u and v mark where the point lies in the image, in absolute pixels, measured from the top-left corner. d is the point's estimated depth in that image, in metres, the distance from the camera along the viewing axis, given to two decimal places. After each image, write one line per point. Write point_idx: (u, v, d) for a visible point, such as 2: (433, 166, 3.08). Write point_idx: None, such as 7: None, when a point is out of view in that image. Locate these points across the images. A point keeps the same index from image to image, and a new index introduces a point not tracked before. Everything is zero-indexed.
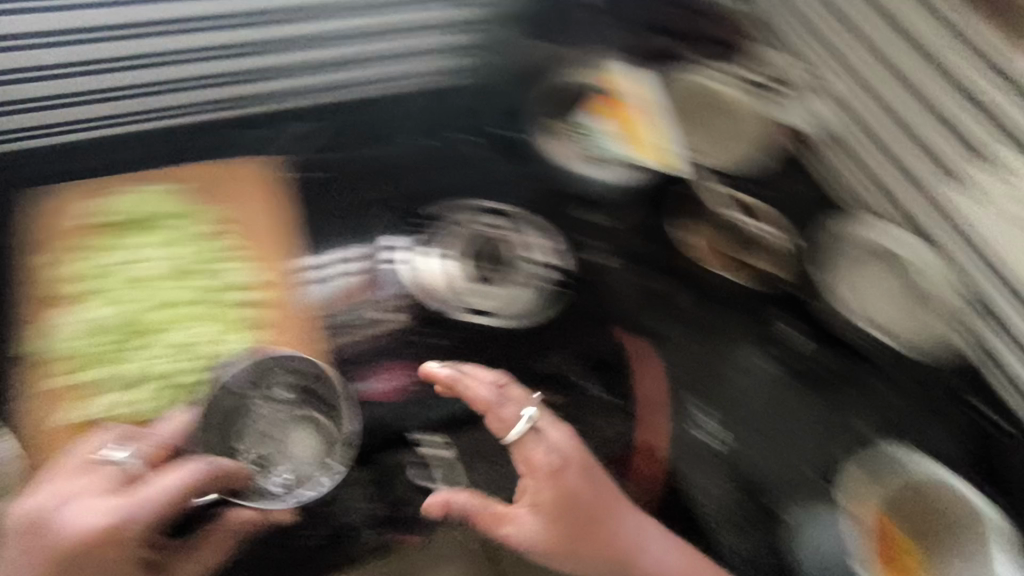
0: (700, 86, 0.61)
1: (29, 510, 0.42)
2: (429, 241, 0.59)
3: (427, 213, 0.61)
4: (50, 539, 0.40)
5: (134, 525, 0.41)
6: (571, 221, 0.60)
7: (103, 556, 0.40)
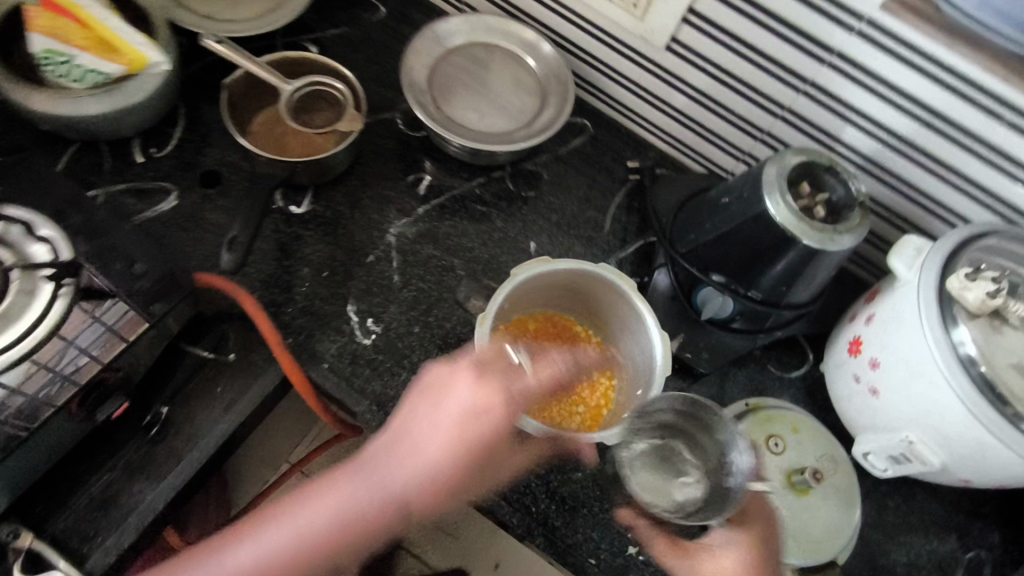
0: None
1: (349, 495, 0.51)
2: (336, 277, 0.70)
3: (327, 220, 0.73)
4: (444, 430, 0.51)
5: (487, 454, 0.52)
6: (463, 205, 0.78)
7: (453, 468, 0.51)
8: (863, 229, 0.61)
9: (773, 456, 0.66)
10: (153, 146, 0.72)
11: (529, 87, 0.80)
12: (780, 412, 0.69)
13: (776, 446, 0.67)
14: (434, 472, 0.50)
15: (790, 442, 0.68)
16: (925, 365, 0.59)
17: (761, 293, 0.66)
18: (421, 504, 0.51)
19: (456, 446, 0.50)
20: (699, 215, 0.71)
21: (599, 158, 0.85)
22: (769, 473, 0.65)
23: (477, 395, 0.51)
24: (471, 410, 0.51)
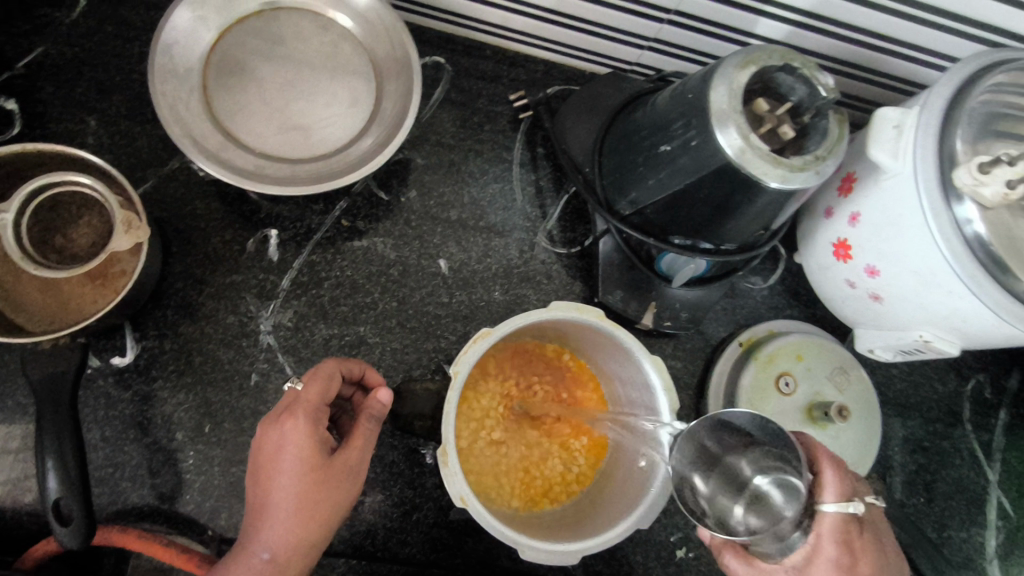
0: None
1: None
2: (227, 420, 0.53)
3: (171, 352, 0.53)
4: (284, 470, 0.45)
5: (345, 483, 0.46)
6: (334, 247, 0.58)
7: (313, 519, 0.45)
8: (844, 144, 0.49)
9: (787, 397, 0.60)
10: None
11: (350, 58, 0.56)
12: (781, 343, 0.62)
13: (787, 386, 0.60)
14: (294, 529, 0.44)
15: (798, 372, 0.61)
16: (938, 274, 0.51)
17: (737, 243, 0.55)
18: (290, 559, 0.45)
19: (309, 499, 0.45)
20: (631, 167, 0.55)
21: (474, 103, 0.65)
22: (789, 418, 0.60)
23: (308, 438, 0.45)
24: (319, 455, 0.45)
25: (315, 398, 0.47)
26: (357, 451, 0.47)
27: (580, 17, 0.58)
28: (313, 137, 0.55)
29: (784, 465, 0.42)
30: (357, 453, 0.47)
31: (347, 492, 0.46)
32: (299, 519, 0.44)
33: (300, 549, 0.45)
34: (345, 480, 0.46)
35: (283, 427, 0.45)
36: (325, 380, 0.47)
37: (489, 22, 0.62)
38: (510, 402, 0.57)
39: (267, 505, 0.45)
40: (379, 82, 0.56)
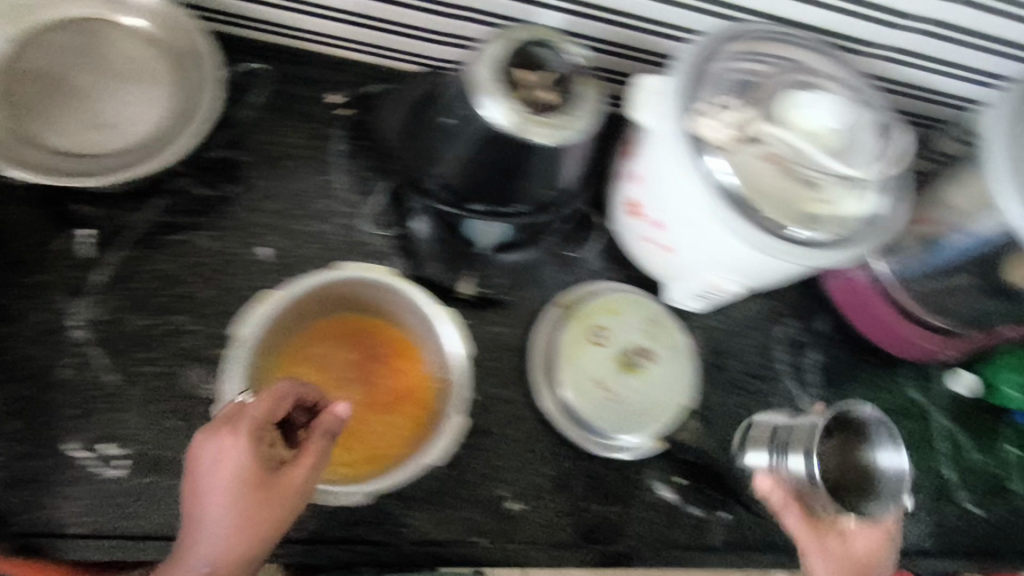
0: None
1: None
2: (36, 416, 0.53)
3: None
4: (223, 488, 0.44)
5: (291, 498, 0.47)
6: (151, 241, 0.60)
7: (257, 536, 0.45)
8: (596, 106, 0.55)
9: (600, 348, 0.65)
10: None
11: (152, 60, 0.59)
12: (592, 300, 0.67)
13: (600, 338, 0.66)
14: (236, 544, 0.44)
15: (610, 324, 0.67)
16: (698, 217, 0.57)
17: (528, 205, 0.60)
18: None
19: (252, 516, 0.45)
20: (426, 145, 0.60)
21: (293, 102, 0.68)
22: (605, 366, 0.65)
23: (251, 450, 0.46)
24: (259, 468, 0.46)
25: (258, 412, 0.48)
26: (305, 464, 0.48)
27: (377, 15, 0.63)
28: (117, 134, 0.57)
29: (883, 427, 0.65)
30: (301, 466, 0.48)
31: (293, 507, 0.47)
32: (243, 536, 0.44)
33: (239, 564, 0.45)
34: (289, 496, 0.47)
35: (225, 440, 0.45)
36: (272, 397, 0.49)
37: (297, 27, 0.66)
38: (335, 371, 0.60)
39: (205, 523, 0.44)
40: (182, 80, 0.59)
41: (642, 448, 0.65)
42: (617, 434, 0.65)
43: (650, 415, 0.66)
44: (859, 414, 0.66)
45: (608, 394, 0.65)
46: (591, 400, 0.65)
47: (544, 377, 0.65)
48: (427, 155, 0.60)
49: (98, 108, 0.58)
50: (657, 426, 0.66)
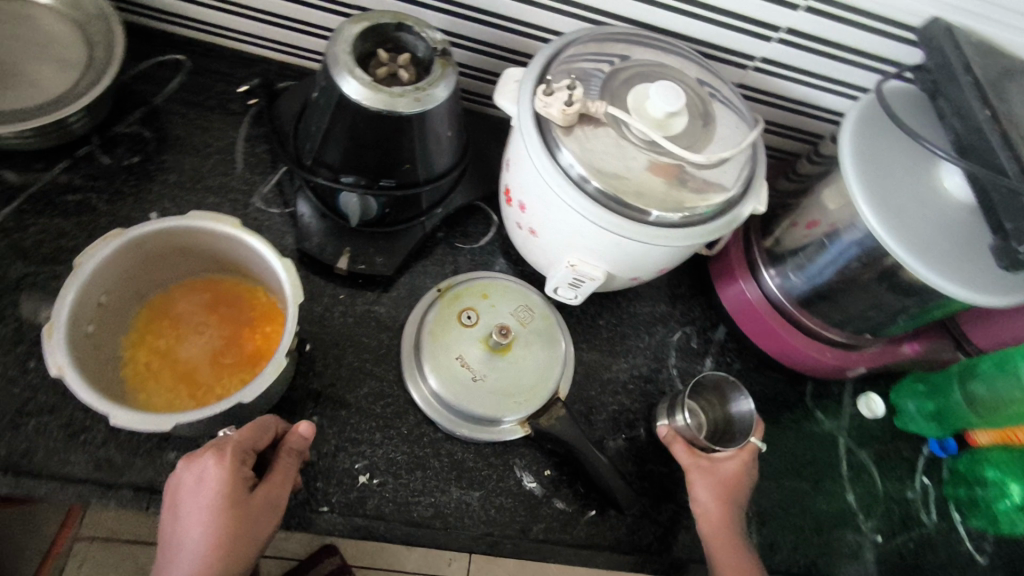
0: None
1: None
2: None
3: None
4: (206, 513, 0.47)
5: (274, 511, 0.50)
6: (47, 201, 0.65)
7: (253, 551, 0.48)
8: (450, 78, 0.58)
9: (467, 329, 0.67)
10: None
11: (67, 37, 0.66)
12: (465, 286, 0.69)
13: (468, 319, 0.67)
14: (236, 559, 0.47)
15: (481, 308, 0.69)
16: (551, 194, 0.59)
17: (393, 180, 0.63)
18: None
19: (227, 535, 0.47)
20: (303, 124, 0.64)
21: (206, 90, 0.74)
22: (471, 346, 0.66)
23: (231, 476, 0.48)
24: (254, 489, 0.49)
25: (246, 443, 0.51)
26: (280, 488, 0.51)
27: (279, 11, 0.69)
28: (24, 94, 0.64)
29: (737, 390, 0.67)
30: (280, 496, 0.51)
31: (261, 526, 0.49)
32: (216, 557, 0.46)
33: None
34: (266, 519, 0.49)
35: (205, 463, 0.48)
36: (259, 429, 0.53)
37: (211, 24, 0.72)
38: (184, 325, 0.61)
39: (186, 547, 0.46)
40: (90, 54, 0.66)
41: (503, 431, 0.65)
42: (481, 414, 0.63)
43: (518, 397, 0.65)
44: (713, 377, 0.69)
45: (472, 374, 0.65)
46: (455, 379, 0.64)
47: (412, 357, 0.66)
48: (303, 130, 0.64)
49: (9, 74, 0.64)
50: (524, 408, 0.65)
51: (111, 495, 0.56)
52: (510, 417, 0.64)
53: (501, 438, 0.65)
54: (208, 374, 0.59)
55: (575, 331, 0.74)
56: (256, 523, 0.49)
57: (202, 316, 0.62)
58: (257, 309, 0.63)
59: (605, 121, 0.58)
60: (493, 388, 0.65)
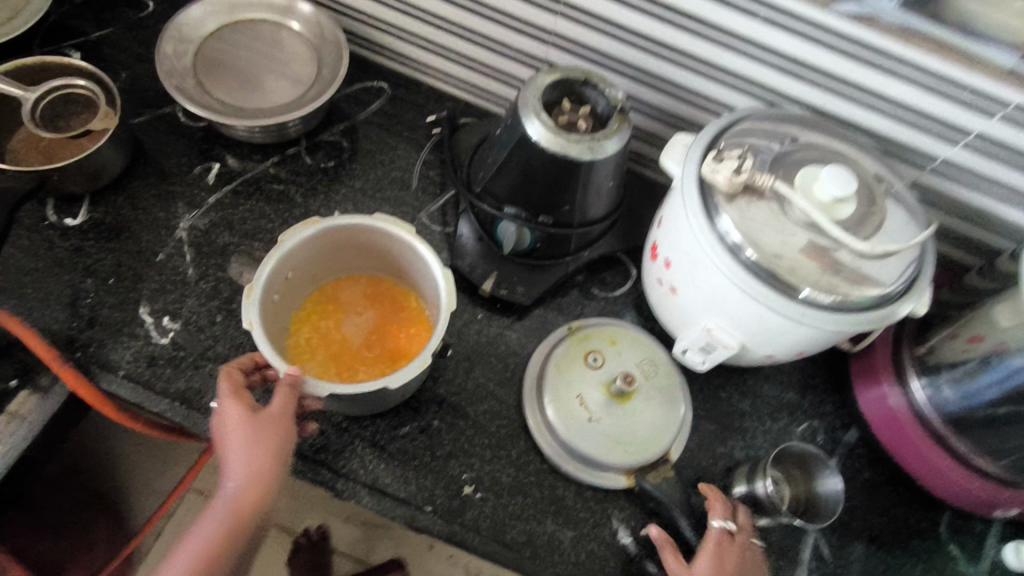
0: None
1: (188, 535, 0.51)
2: (133, 279, 0.67)
3: (108, 226, 0.70)
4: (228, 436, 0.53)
5: (281, 431, 0.54)
6: (257, 186, 0.75)
7: (265, 466, 0.52)
8: (624, 133, 0.62)
9: (591, 370, 0.67)
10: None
11: (306, 54, 0.78)
12: (597, 328, 0.70)
13: (594, 361, 0.67)
14: (251, 471, 0.52)
15: (608, 353, 0.69)
16: (700, 254, 0.61)
17: (551, 217, 0.68)
18: (246, 503, 0.51)
19: (243, 450, 0.52)
20: (482, 156, 0.71)
21: (401, 116, 0.84)
22: (592, 388, 0.66)
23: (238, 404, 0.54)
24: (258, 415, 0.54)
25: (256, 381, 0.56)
26: (286, 412, 0.54)
27: (481, 57, 0.77)
28: (264, 96, 0.76)
29: (825, 468, 0.64)
30: (283, 414, 0.54)
31: (274, 442, 0.53)
32: (241, 469, 0.52)
33: (250, 489, 0.52)
34: (276, 438, 0.54)
35: (223, 399, 0.55)
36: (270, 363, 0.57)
37: (419, 61, 0.82)
38: (347, 310, 0.68)
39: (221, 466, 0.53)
40: (320, 70, 0.77)
41: (609, 478, 0.65)
42: (591, 457, 0.63)
43: (630, 448, 0.64)
44: (803, 450, 0.65)
45: (589, 415, 0.65)
46: (571, 416, 0.65)
47: (533, 386, 0.69)
48: (481, 160, 0.71)
49: (256, 78, 0.76)
50: (634, 461, 0.64)
51: None
52: (619, 465, 0.64)
53: (601, 484, 0.65)
54: (356, 358, 0.65)
55: (695, 399, 0.73)
56: (267, 436, 0.53)
57: (363, 305, 0.69)
58: (407, 310, 0.69)
59: (770, 196, 0.59)
60: (607, 434, 0.64)
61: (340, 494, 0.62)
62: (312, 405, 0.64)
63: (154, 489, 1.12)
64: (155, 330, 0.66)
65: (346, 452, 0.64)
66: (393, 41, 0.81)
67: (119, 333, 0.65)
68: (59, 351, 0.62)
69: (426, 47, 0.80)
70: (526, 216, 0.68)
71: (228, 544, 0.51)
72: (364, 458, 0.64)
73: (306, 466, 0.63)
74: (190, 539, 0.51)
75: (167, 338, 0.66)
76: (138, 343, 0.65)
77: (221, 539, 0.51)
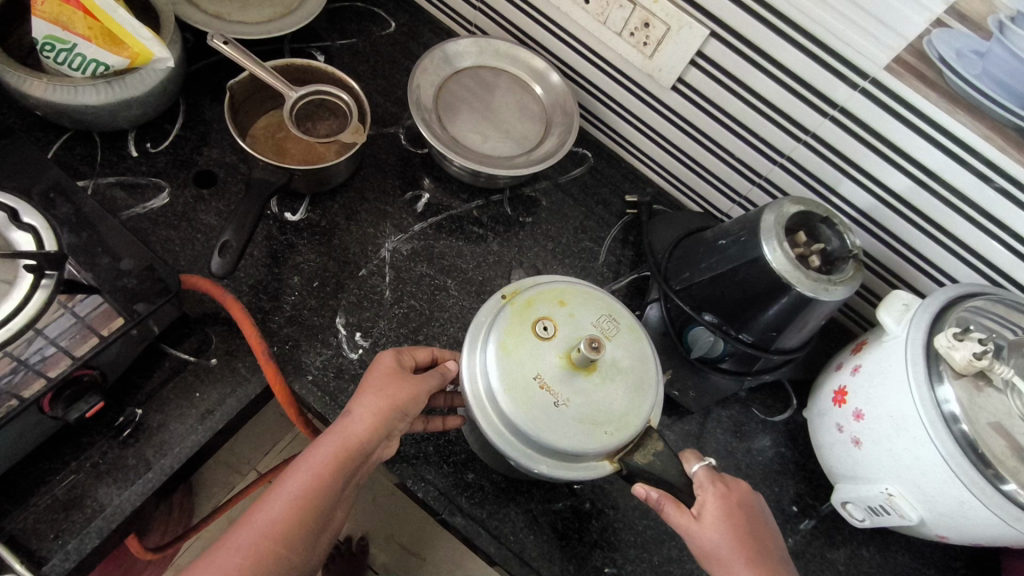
0: (549, 21, 0.79)
1: (286, 486, 0.50)
2: (336, 288, 0.70)
3: (321, 228, 0.72)
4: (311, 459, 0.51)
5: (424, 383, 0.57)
6: (459, 225, 0.77)
7: (333, 464, 0.51)
8: (857, 282, 0.62)
9: (542, 343, 0.55)
10: (149, 141, 0.72)
11: (535, 115, 0.82)
12: (537, 291, 0.58)
13: (544, 331, 0.56)
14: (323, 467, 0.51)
15: (559, 319, 0.57)
16: (909, 420, 0.59)
17: (752, 337, 0.67)
18: (334, 477, 0.51)
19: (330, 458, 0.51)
20: (691, 254, 0.72)
21: (598, 188, 0.86)
22: (504, 398, 0.53)
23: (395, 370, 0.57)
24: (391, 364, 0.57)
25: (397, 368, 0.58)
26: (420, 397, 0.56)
27: (702, 155, 0.80)
28: (490, 145, 0.79)
29: None
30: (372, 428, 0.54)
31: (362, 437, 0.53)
32: (335, 463, 0.51)
33: (328, 485, 0.51)
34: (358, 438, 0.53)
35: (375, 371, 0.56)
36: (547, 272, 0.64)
37: (632, 143, 0.85)
38: None
39: (326, 440, 0.52)
40: (543, 134, 0.80)
41: (586, 467, 0.55)
42: (569, 450, 0.53)
43: (607, 428, 0.54)
44: None
45: (554, 400, 0.54)
46: (540, 407, 0.53)
47: (479, 376, 0.55)
48: (686, 258, 0.72)
49: (483, 126, 0.80)
50: (611, 441, 0.54)
51: (421, 484, 0.63)
52: (597, 451, 0.54)
53: (585, 477, 0.55)
54: None
55: (835, 548, 0.72)
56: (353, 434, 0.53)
57: None
58: None
59: (998, 385, 0.59)
60: (580, 418, 0.54)
61: (487, 550, 0.62)
62: (476, 459, 0.65)
63: (237, 467, 1.12)
64: (350, 341, 0.67)
65: (500, 511, 0.64)
66: (613, 119, 0.84)
67: (321, 338, 0.67)
68: (265, 342, 0.64)
69: (647, 133, 0.82)
70: (725, 327, 0.68)
71: (303, 520, 0.50)
72: (515, 522, 0.64)
73: (461, 519, 0.63)
74: (284, 489, 0.50)
75: (359, 352, 0.67)
76: (332, 351, 0.67)
77: (300, 512, 0.50)
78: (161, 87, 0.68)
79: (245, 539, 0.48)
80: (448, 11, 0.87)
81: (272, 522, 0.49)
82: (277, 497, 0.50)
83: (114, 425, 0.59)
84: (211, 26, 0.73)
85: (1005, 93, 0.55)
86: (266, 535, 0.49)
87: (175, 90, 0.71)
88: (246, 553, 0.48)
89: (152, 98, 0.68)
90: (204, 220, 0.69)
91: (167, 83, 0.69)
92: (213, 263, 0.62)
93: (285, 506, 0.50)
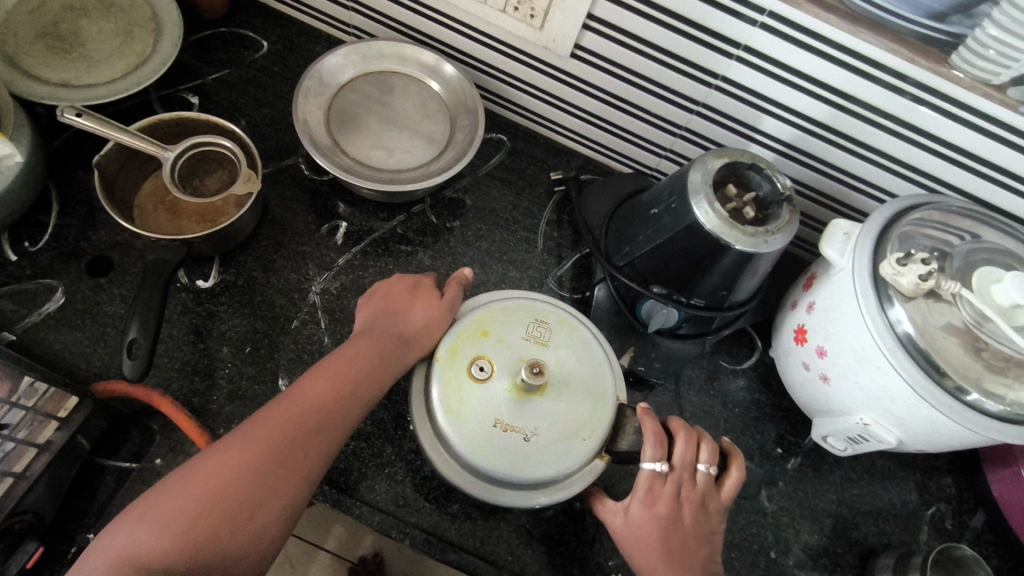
0: (429, 9, 0.73)
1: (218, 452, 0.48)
2: (272, 348, 0.66)
3: (240, 288, 0.68)
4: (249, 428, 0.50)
5: (445, 316, 0.59)
6: (386, 247, 0.73)
7: (268, 434, 0.49)
8: (794, 225, 0.60)
9: (485, 384, 0.56)
10: (26, 240, 0.65)
11: (438, 112, 0.77)
12: (455, 333, 0.58)
13: (480, 372, 0.56)
14: (258, 433, 0.49)
15: (491, 352, 0.58)
16: (869, 351, 0.59)
17: (703, 299, 0.66)
18: (271, 440, 0.49)
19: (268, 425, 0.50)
20: (626, 227, 0.69)
21: (522, 171, 0.82)
22: (475, 458, 0.53)
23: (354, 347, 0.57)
24: (421, 289, 0.61)
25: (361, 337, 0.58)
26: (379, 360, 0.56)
27: (617, 117, 0.76)
28: (397, 157, 0.74)
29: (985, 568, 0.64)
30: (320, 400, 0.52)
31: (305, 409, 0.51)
32: (274, 429, 0.50)
33: (267, 452, 0.49)
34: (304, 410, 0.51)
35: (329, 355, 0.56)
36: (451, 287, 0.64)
37: (544, 116, 0.81)
38: None
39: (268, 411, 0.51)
40: (451, 132, 0.76)
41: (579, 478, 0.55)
42: (555, 473, 0.54)
43: (583, 435, 0.55)
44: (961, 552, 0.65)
45: (522, 435, 0.54)
46: (508, 446, 0.54)
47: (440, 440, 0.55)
48: (622, 231, 0.70)
49: (386, 136, 0.75)
50: (591, 446, 0.55)
51: (407, 530, 0.61)
52: (581, 461, 0.55)
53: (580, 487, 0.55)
54: None
55: (825, 478, 0.73)
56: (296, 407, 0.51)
57: None
58: None
59: (946, 297, 0.58)
60: (553, 440, 0.55)
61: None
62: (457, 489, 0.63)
63: None
64: None
65: (493, 535, 0.62)
66: (520, 96, 0.80)
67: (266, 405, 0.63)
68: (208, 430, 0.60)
69: (558, 104, 0.78)
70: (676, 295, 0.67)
71: (238, 484, 0.47)
72: (510, 542, 0.63)
73: (456, 555, 0.61)
74: (215, 453, 0.48)
75: None
76: None
77: (235, 477, 0.47)
78: (20, 181, 0.61)
79: (170, 506, 0.46)
80: (320, 16, 0.81)
81: (203, 489, 0.46)
82: (205, 464, 0.48)
83: (66, 557, 0.56)
84: (59, 97, 0.65)
85: (904, 3, 0.53)
86: (190, 502, 0.46)
87: (38, 178, 0.64)
88: (172, 520, 0.45)
89: (14, 195, 0.61)
90: (111, 312, 0.64)
91: (26, 174, 0.62)
92: (125, 367, 0.57)
93: (216, 470, 0.47)
